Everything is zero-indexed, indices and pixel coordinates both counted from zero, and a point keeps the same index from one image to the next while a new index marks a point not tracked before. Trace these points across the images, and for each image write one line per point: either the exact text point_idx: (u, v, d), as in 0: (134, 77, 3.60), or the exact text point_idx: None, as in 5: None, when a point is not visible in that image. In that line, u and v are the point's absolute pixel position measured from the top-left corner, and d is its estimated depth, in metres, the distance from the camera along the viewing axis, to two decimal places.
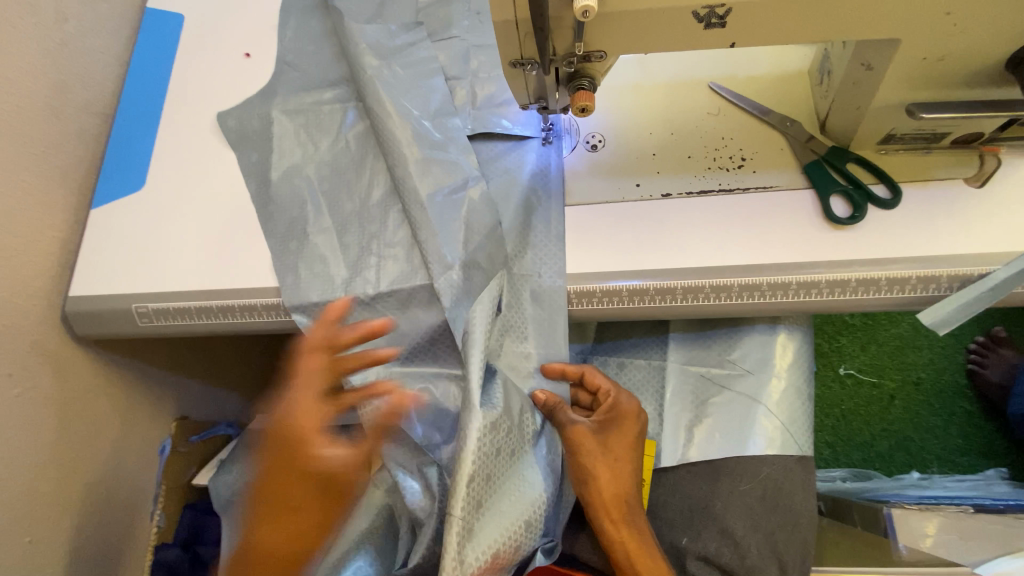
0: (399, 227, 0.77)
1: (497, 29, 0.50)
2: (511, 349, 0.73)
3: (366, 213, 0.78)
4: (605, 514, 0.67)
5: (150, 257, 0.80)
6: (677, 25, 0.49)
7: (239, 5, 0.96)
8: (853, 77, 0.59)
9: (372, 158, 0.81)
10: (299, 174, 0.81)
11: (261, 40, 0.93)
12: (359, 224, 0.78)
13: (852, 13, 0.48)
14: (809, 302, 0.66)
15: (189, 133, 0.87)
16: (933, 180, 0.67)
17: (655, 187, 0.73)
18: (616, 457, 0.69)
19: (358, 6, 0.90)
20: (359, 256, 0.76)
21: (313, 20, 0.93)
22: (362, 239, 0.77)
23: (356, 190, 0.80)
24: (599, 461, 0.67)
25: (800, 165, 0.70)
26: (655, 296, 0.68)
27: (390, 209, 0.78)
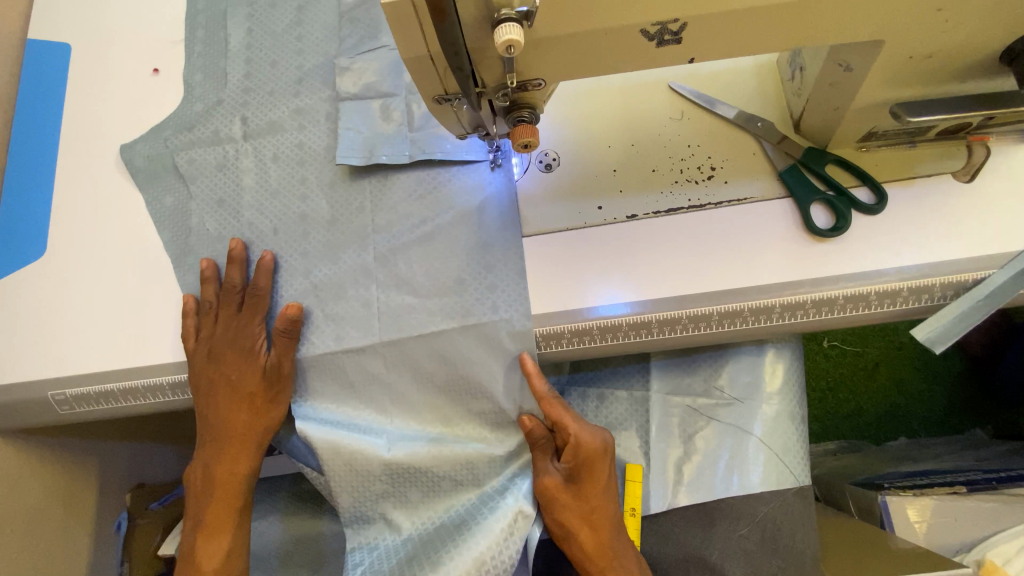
0: (342, 273, 0.68)
1: (410, 68, 0.42)
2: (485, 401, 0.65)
3: (301, 260, 0.69)
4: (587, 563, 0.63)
5: (63, 335, 0.70)
6: (623, 46, 0.41)
7: (133, 23, 0.83)
8: (830, 78, 0.51)
9: (300, 199, 0.71)
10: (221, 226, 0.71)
11: (158, 67, 0.81)
12: (289, 276, 0.68)
13: (829, 17, 0.40)
14: (796, 323, 0.61)
15: (93, 184, 0.76)
16: (919, 177, 0.61)
17: (619, 208, 0.65)
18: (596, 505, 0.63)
19: (270, 20, 0.79)
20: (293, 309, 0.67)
21: (217, 36, 0.80)
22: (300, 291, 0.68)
23: (286, 236, 0.70)
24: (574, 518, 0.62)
25: (775, 172, 0.64)
26: (629, 331, 0.62)
27: (324, 256, 0.68)
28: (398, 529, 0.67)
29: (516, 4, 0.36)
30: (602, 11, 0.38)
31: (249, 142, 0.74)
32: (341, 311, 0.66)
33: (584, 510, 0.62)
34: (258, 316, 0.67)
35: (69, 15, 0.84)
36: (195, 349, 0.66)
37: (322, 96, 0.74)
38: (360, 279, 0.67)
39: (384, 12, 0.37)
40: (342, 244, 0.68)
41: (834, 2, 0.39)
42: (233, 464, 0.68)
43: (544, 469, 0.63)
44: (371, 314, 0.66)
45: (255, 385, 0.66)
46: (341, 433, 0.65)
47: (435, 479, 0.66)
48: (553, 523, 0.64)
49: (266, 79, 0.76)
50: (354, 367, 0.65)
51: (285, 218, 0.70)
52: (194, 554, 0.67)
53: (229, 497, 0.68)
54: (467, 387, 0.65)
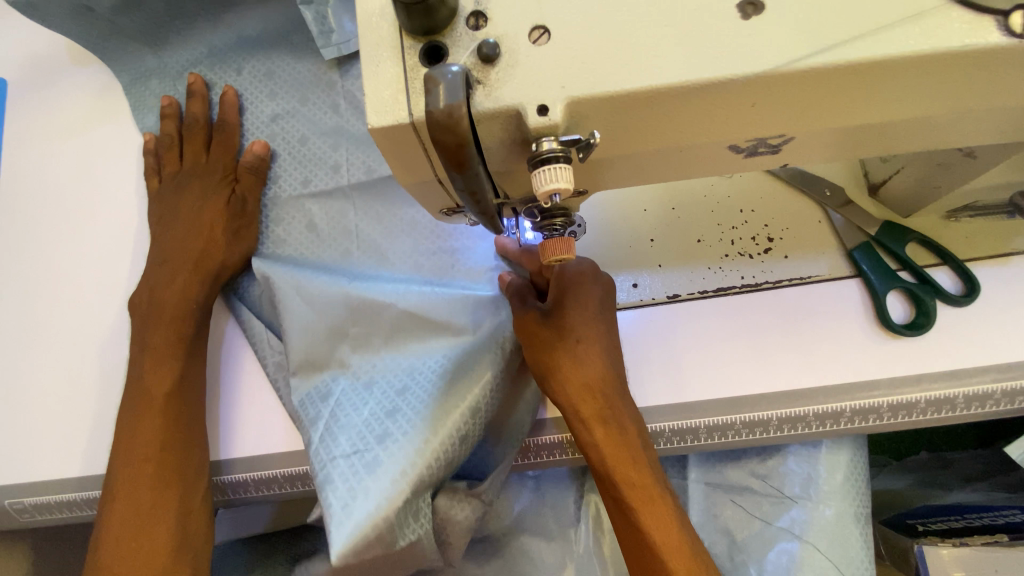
0: (307, 117, 0.62)
1: (411, 189, 0.31)
2: (465, 250, 0.57)
3: (273, 121, 0.62)
4: (577, 416, 0.48)
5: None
6: (699, 161, 0.30)
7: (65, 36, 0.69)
8: (941, 157, 0.41)
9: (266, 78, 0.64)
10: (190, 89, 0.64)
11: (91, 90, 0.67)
12: (253, 116, 0.63)
13: (989, 118, 0.29)
14: (866, 428, 0.52)
15: (23, 246, 0.64)
16: (1016, 254, 0.52)
17: (658, 286, 0.55)
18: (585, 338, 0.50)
19: None
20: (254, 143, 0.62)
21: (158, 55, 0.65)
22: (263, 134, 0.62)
23: (250, 90, 0.63)
24: (558, 354, 0.49)
25: (843, 247, 0.54)
26: (671, 437, 0.53)
27: (290, 95, 0.63)
28: (354, 371, 0.54)
29: (560, 133, 0.25)
30: (680, 131, 0.27)
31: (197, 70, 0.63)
32: (308, 154, 0.61)
33: (571, 346, 0.49)
34: (224, 153, 0.61)
35: None
36: (160, 184, 0.60)
37: (296, 122, 0.62)
38: (336, 130, 0.61)
39: (376, 137, 0.26)
40: (307, 86, 0.63)
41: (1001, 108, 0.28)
42: (186, 289, 0.55)
43: (520, 304, 0.51)
44: (341, 157, 0.60)
45: (215, 219, 0.57)
46: (302, 272, 0.57)
47: (411, 318, 0.54)
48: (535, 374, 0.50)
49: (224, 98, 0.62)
50: (325, 210, 0.59)
51: (249, 64, 0.64)
52: (142, 381, 0.53)
53: (182, 324, 0.54)
54: (448, 233, 0.58)
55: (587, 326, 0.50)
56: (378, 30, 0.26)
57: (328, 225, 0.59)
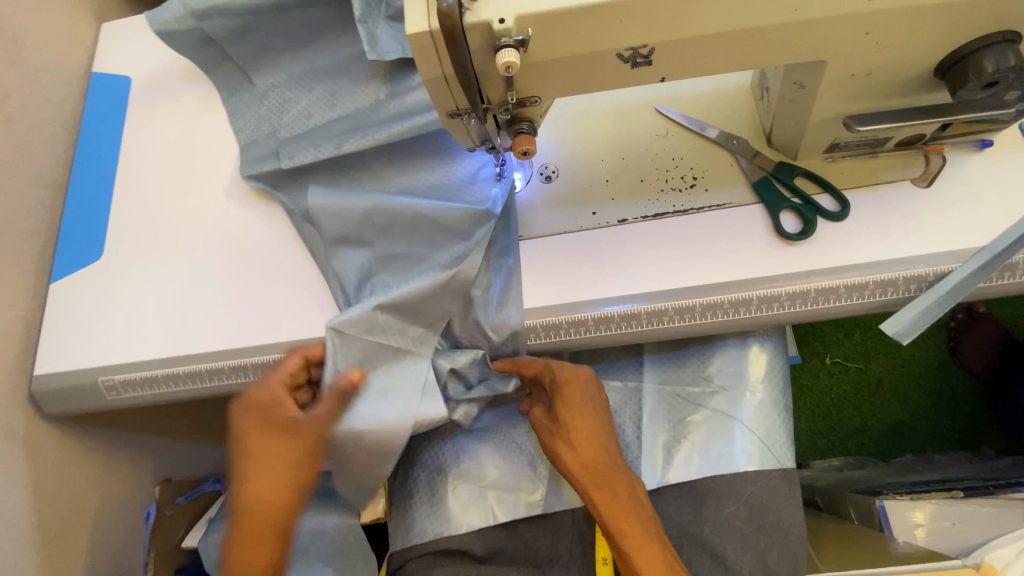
0: (348, 97, 0.82)
1: (428, 86, 0.50)
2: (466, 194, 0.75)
3: (324, 104, 0.83)
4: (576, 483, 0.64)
5: (102, 325, 0.79)
6: (603, 67, 0.49)
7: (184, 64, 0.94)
8: (789, 95, 0.60)
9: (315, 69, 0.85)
10: (266, 100, 0.86)
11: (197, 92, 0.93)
12: (310, 96, 0.84)
13: (776, 40, 0.48)
14: (773, 314, 0.67)
15: (138, 199, 0.87)
16: (881, 184, 0.68)
17: (611, 213, 0.73)
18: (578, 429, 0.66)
19: None
20: (311, 116, 0.83)
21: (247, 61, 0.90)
22: (317, 109, 0.83)
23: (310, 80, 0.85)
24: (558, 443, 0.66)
25: (749, 182, 0.71)
26: (620, 322, 0.68)
27: (337, 82, 0.84)
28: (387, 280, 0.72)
29: (513, 34, 0.45)
30: (585, 40, 0.46)
31: (275, 67, 0.86)
32: (344, 125, 0.81)
33: (566, 435, 0.66)
34: None
35: (128, 55, 0.98)
36: None
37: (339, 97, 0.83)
38: (370, 106, 0.81)
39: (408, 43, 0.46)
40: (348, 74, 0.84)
41: (774, 30, 0.47)
42: None
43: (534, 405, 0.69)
44: (368, 127, 0.79)
45: None
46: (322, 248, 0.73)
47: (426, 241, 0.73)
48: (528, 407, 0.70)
49: (294, 86, 0.85)
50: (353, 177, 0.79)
51: (306, 61, 0.86)
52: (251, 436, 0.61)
53: None
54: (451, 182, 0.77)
55: (581, 424, 0.66)
56: None
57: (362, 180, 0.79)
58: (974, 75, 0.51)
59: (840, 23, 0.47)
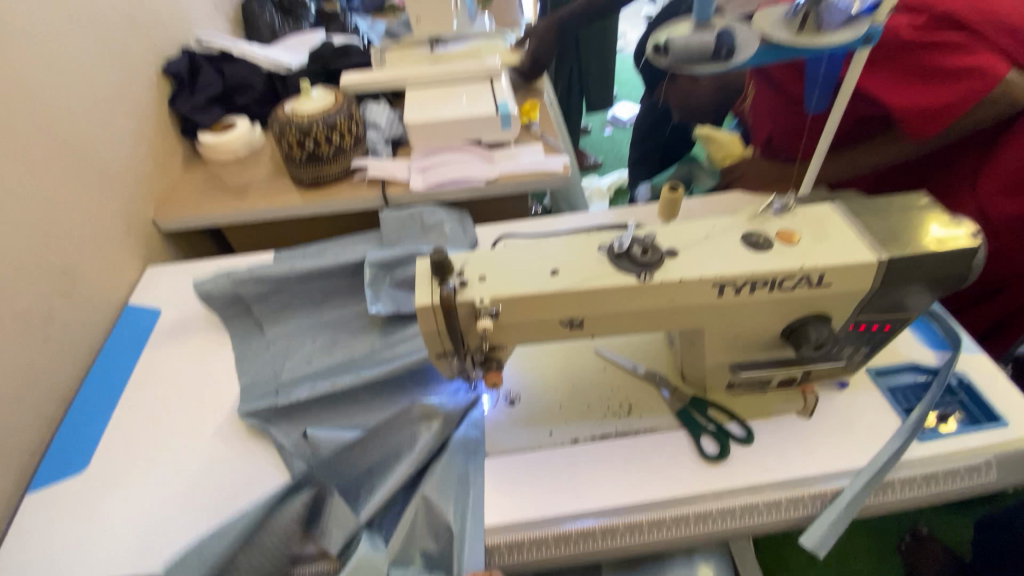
0: (351, 338, 1.02)
1: (425, 337, 0.69)
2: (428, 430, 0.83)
3: (325, 344, 1.02)
4: None
5: (58, 549, 0.78)
6: (551, 329, 0.70)
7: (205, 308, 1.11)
8: (688, 347, 0.82)
9: (326, 313, 1.07)
10: (273, 346, 1.02)
11: (214, 320, 1.10)
12: (319, 336, 1.04)
13: (665, 317, 0.71)
14: (708, 531, 0.77)
15: (134, 411, 0.94)
16: (774, 414, 0.85)
17: (565, 434, 0.86)
18: None
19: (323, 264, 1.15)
20: (320, 350, 1.01)
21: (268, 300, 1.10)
22: (324, 344, 1.02)
23: (321, 320, 1.06)
24: None
25: (673, 411, 0.87)
26: (577, 539, 0.76)
27: (342, 325, 1.05)
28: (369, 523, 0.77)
29: (489, 307, 0.65)
30: (538, 312, 0.68)
31: (291, 305, 1.06)
32: (343, 360, 0.98)
33: None
34: None
35: (165, 289, 1.18)
36: None
37: (345, 337, 1.03)
38: (364, 347, 1.00)
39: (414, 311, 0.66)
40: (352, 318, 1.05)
41: (663, 311, 0.70)
42: None
43: None
44: (360, 366, 0.95)
45: None
46: None
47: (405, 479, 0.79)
48: None
49: (307, 324, 1.05)
50: (339, 410, 0.91)
51: (318, 309, 1.08)
52: None
53: None
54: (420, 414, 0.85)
55: None
56: (424, 276, 0.68)
57: (349, 410, 0.91)
58: (805, 340, 0.74)
59: (704, 308, 0.70)
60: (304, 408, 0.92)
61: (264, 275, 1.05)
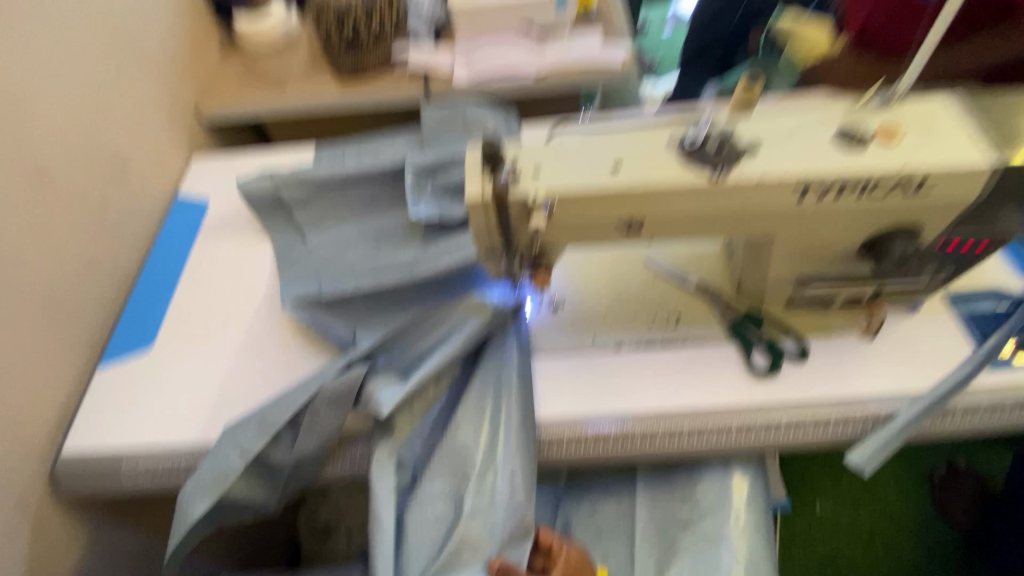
0: (394, 234, 1.00)
1: (474, 234, 0.66)
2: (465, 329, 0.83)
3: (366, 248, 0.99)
4: None
5: (135, 417, 0.85)
6: (608, 230, 0.66)
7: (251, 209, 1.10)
8: (750, 259, 0.76)
9: (369, 209, 1.04)
10: (316, 253, 1.00)
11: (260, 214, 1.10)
12: (364, 230, 1.02)
13: (733, 222, 0.65)
14: (751, 441, 0.75)
15: (193, 298, 0.98)
16: (833, 333, 0.82)
17: (609, 341, 0.85)
18: None
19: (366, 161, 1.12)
20: (363, 246, 1.00)
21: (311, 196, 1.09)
22: (367, 240, 1.00)
23: (365, 218, 1.04)
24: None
25: (724, 324, 0.84)
26: (616, 441, 0.76)
27: (383, 220, 1.03)
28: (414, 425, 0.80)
29: (542, 203, 0.61)
30: (595, 211, 0.63)
31: (334, 200, 1.04)
32: (387, 258, 0.96)
33: None
34: None
35: (209, 181, 1.18)
36: None
37: (387, 232, 1.00)
38: (406, 253, 0.97)
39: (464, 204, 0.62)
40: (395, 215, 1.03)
41: (732, 216, 0.64)
42: None
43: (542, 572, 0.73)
44: (405, 263, 0.92)
45: None
46: None
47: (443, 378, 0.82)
48: None
49: (350, 221, 1.04)
50: (383, 305, 0.90)
51: (361, 204, 1.05)
52: None
53: None
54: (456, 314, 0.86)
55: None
56: (474, 166, 0.63)
57: (394, 306, 0.90)
58: (888, 253, 0.69)
59: (779, 214, 0.64)
60: (347, 301, 0.91)
61: (308, 179, 1.03)
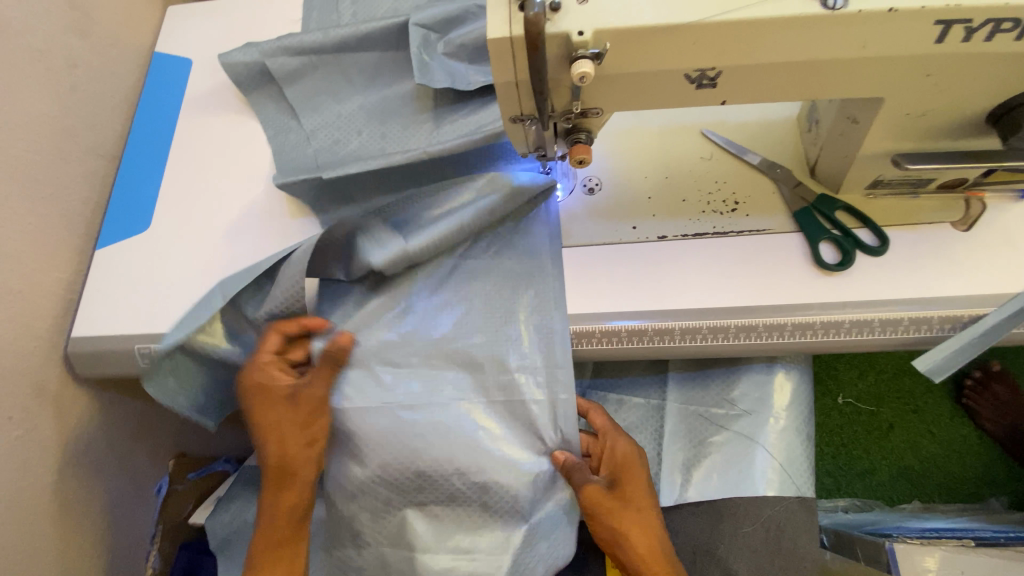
0: (403, 99, 0.85)
1: (499, 89, 0.52)
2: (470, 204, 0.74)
3: (370, 126, 0.84)
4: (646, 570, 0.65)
5: (141, 301, 0.80)
6: (670, 85, 0.51)
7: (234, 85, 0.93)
8: (840, 129, 0.62)
9: (374, 67, 0.88)
10: (314, 141, 0.85)
11: None
12: (369, 96, 0.87)
13: (840, 74, 0.50)
14: (805, 342, 0.68)
15: (186, 174, 0.89)
16: (920, 224, 0.69)
17: (651, 229, 0.74)
18: (637, 505, 0.67)
19: (366, 10, 0.93)
20: (368, 114, 0.86)
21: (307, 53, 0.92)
22: (373, 107, 0.86)
23: (368, 79, 0.88)
24: (629, 521, 0.66)
25: (789, 211, 0.72)
26: (653, 336, 0.69)
27: (392, 83, 0.87)
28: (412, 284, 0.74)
29: (589, 47, 0.47)
30: (657, 57, 0.48)
31: (333, 58, 0.88)
32: (397, 129, 0.83)
33: (634, 513, 0.66)
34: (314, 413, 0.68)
35: (189, 34, 1.00)
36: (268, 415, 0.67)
37: (395, 97, 0.86)
38: (418, 135, 0.82)
39: (488, 47, 0.48)
40: (405, 77, 0.87)
41: (841, 63, 0.48)
42: None
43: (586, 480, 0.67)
44: (422, 140, 0.80)
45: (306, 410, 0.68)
46: None
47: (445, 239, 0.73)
48: (606, 531, 0.66)
49: (353, 82, 0.88)
50: (397, 184, 0.80)
51: (364, 61, 0.88)
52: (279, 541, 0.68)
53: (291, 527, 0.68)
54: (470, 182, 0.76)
55: (642, 499, 0.68)
56: None
57: (407, 185, 0.81)
58: None
59: (903, 62, 0.48)
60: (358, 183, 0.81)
61: (297, 46, 0.87)
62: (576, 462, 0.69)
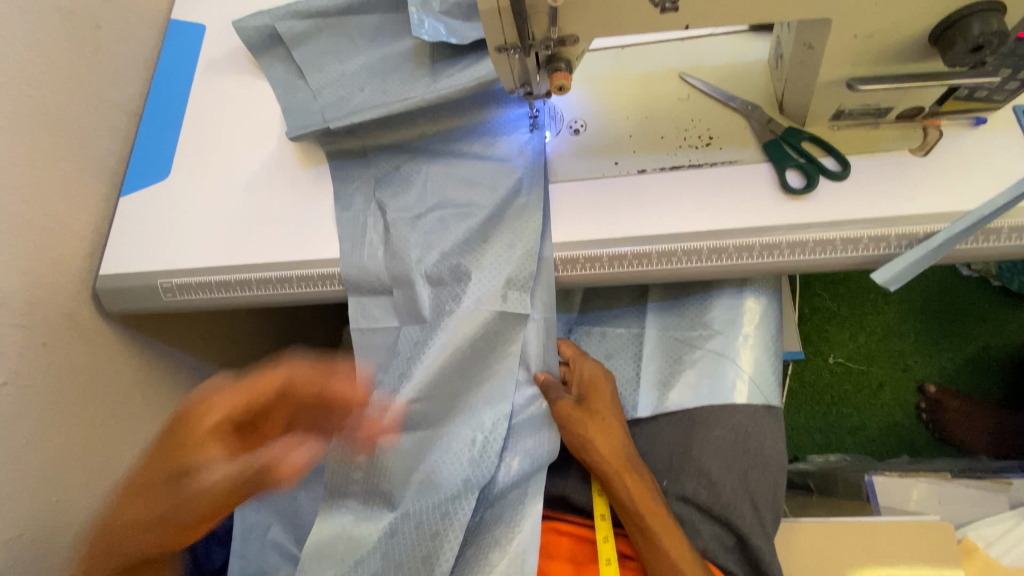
0: (401, 54, 0.91)
1: (484, 15, 0.58)
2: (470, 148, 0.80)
3: (372, 80, 0.90)
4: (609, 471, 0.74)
5: (160, 238, 0.87)
6: (637, 10, 0.58)
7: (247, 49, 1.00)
8: (800, 57, 0.67)
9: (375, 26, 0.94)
10: (320, 94, 0.91)
11: None
12: (371, 52, 0.93)
13: None
14: (773, 261, 0.73)
15: (202, 129, 0.96)
16: (880, 151, 0.74)
17: (630, 164, 0.80)
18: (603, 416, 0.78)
19: None
20: (369, 68, 0.92)
21: None
22: (374, 62, 0.92)
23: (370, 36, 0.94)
24: (592, 425, 0.76)
25: (760, 143, 0.78)
26: (633, 260, 0.75)
27: (392, 40, 0.93)
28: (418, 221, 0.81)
29: None
30: None
31: (337, 19, 0.94)
32: (396, 80, 0.89)
33: (597, 421, 0.77)
34: None
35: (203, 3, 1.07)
36: None
37: (395, 52, 0.92)
38: (416, 86, 0.87)
39: None
40: (404, 35, 0.93)
41: None
42: None
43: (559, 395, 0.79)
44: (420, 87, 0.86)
45: None
46: None
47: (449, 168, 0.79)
48: (575, 437, 0.77)
49: (355, 40, 0.94)
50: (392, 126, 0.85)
51: (366, 20, 0.94)
52: None
53: None
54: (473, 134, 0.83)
55: (607, 410, 0.78)
56: None
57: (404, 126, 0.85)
58: (960, 39, 0.57)
59: None
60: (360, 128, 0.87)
61: (305, 9, 0.94)
62: (551, 380, 0.80)
